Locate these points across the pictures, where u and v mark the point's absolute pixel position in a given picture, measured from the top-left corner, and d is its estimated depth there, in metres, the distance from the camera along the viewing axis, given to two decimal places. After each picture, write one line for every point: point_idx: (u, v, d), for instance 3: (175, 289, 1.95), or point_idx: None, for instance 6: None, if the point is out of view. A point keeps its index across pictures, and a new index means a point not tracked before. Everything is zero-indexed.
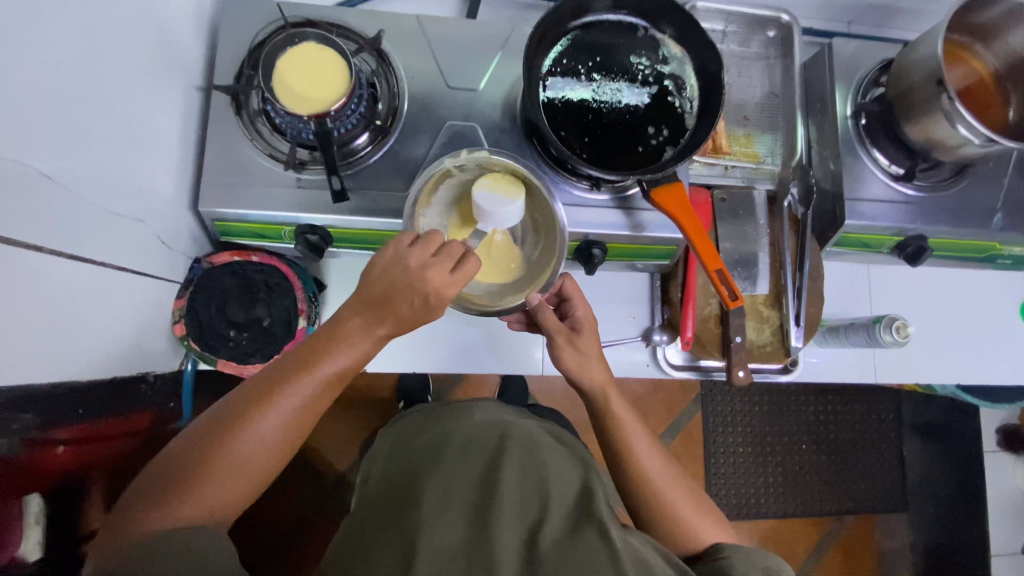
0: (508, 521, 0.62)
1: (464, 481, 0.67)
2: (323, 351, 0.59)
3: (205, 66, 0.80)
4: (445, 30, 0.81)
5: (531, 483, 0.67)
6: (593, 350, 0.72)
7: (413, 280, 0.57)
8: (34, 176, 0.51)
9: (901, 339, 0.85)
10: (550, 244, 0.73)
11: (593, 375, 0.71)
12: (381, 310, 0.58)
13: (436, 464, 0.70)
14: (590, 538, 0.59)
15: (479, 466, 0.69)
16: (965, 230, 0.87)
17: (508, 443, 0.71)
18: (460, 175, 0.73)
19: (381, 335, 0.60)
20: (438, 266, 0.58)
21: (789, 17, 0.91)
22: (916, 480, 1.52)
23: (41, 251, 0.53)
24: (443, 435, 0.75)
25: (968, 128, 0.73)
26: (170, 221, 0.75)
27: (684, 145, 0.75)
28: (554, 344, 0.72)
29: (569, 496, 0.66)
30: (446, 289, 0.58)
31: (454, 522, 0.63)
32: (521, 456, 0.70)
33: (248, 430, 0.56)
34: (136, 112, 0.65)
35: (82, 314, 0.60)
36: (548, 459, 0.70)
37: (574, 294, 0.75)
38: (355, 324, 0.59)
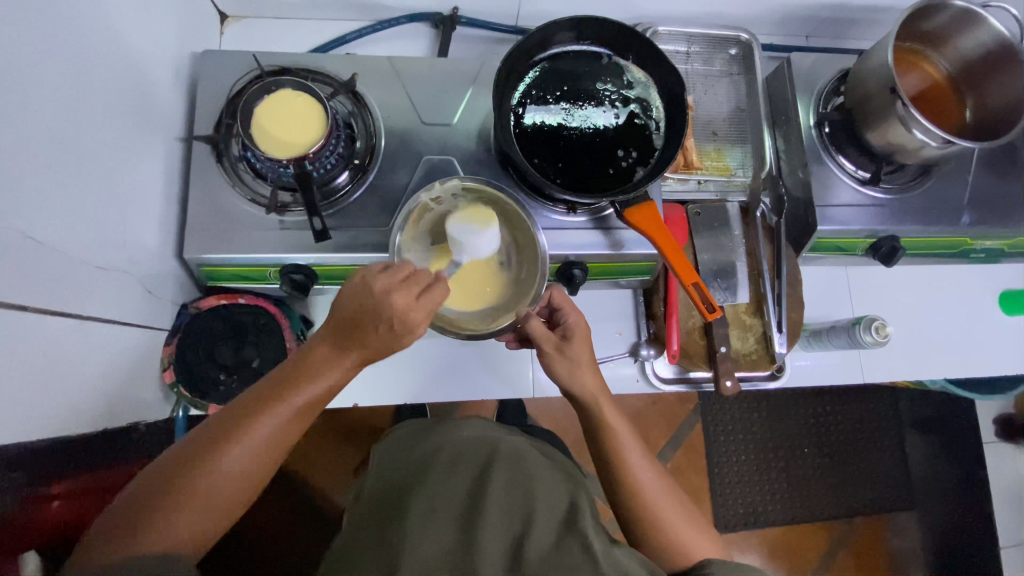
0: (492, 534, 0.62)
1: (451, 494, 0.68)
2: (299, 378, 0.58)
3: (186, 117, 0.82)
4: (417, 68, 0.84)
5: (517, 497, 0.66)
6: (585, 357, 0.72)
7: (379, 304, 0.57)
8: (16, 237, 0.52)
9: (881, 338, 0.87)
10: (533, 264, 0.75)
11: (585, 382, 0.71)
12: (352, 336, 0.58)
13: (423, 478, 0.70)
14: (574, 549, 0.59)
15: (466, 479, 0.69)
16: (934, 228, 0.90)
17: (497, 457, 0.71)
18: (437, 208, 0.76)
19: (352, 364, 0.59)
20: (406, 294, 0.57)
21: (748, 35, 0.95)
22: (921, 477, 1.51)
23: (28, 309, 0.54)
24: (429, 453, 0.74)
25: (923, 132, 0.76)
26: (155, 270, 0.76)
27: (654, 165, 0.78)
28: (546, 353, 0.72)
29: (557, 508, 0.66)
30: (412, 312, 0.57)
31: (442, 535, 0.63)
32: (507, 469, 0.69)
33: (222, 456, 0.54)
34: (118, 168, 0.66)
35: (69, 368, 0.61)
36: (535, 473, 0.70)
37: (565, 304, 0.76)
38: (326, 351, 0.59)
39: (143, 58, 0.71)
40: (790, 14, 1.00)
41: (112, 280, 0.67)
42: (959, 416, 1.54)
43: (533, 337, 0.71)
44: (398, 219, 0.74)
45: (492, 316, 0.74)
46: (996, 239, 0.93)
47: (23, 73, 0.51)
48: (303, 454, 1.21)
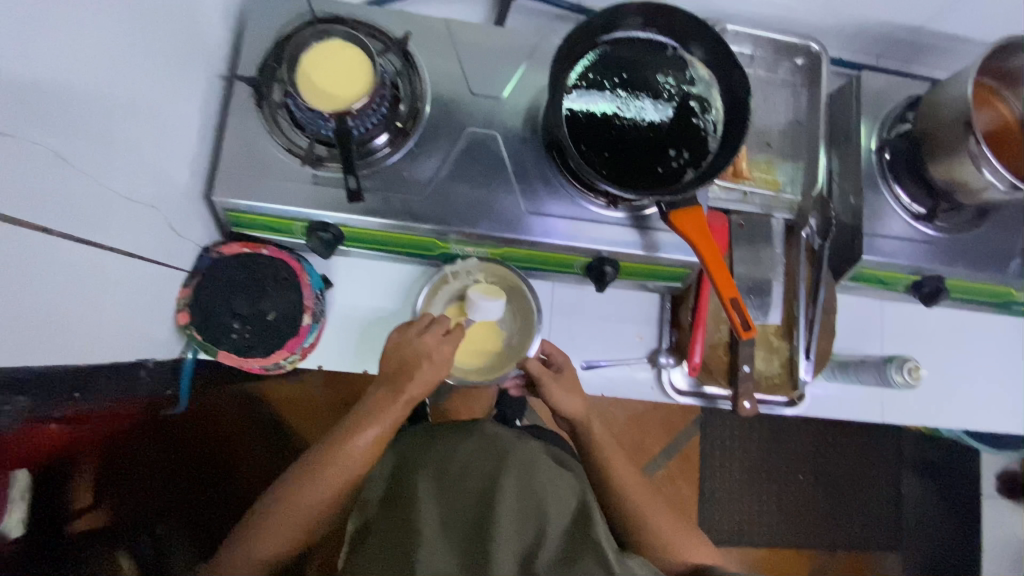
0: (506, 541, 0.58)
1: (462, 502, 0.64)
2: (364, 424, 0.71)
3: (229, 54, 0.79)
4: (472, 35, 0.80)
5: (531, 502, 0.63)
6: (575, 385, 0.82)
7: (415, 346, 0.74)
8: (41, 153, 0.50)
9: (912, 380, 0.86)
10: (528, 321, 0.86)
11: (576, 406, 0.80)
12: (400, 378, 0.73)
13: (435, 484, 0.67)
14: (588, 558, 0.57)
15: (476, 486, 0.66)
16: (981, 275, 0.86)
17: (509, 465, 0.68)
18: (456, 279, 0.85)
19: (403, 399, 0.72)
20: (434, 336, 0.75)
21: (819, 46, 0.90)
22: (913, 521, 1.49)
23: (45, 230, 0.52)
24: (437, 461, 0.71)
25: (993, 173, 0.72)
26: (183, 209, 0.73)
27: (705, 169, 0.75)
28: (543, 380, 0.80)
29: (568, 511, 0.64)
30: (441, 346, 0.74)
31: (449, 543, 0.60)
32: (519, 478, 0.66)
33: (304, 481, 0.69)
34: (157, 98, 0.64)
35: (84, 296, 0.60)
36: (546, 480, 0.67)
37: (554, 351, 0.87)
38: (382, 394, 0.73)
39: None
40: (865, 29, 0.95)
41: (137, 213, 0.65)
42: (960, 467, 1.51)
43: (531, 374, 0.81)
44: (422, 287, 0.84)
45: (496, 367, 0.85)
46: None
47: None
48: (300, 409, 1.23)
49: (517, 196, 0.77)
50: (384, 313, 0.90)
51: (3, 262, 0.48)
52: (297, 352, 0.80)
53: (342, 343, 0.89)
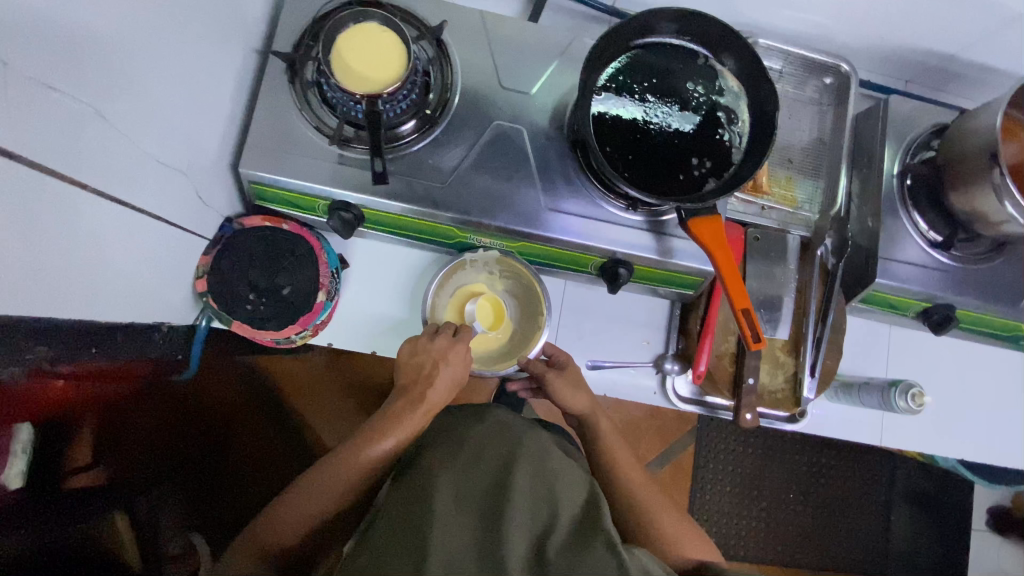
0: (518, 527, 0.59)
1: (476, 484, 0.65)
2: (380, 434, 0.73)
3: (266, 29, 0.79)
4: (507, 29, 0.81)
5: (542, 490, 0.64)
6: (579, 380, 0.83)
7: (433, 353, 0.79)
8: (82, 110, 0.51)
9: (915, 407, 0.85)
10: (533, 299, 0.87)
11: (581, 401, 0.81)
12: (419, 384, 0.77)
13: (448, 463, 0.67)
14: (597, 547, 0.58)
15: (490, 468, 0.66)
16: (993, 307, 0.86)
17: (522, 452, 0.69)
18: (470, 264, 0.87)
19: (423, 408, 0.76)
20: (448, 343, 0.80)
21: (849, 66, 0.90)
22: (902, 549, 1.49)
23: (81, 187, 0.54)
24: (453, 439, 0.71)
25: (1015, 207, 0.72)
26: (210, 178, 0.74)
27: (726, 180, 0.75)
28: (548, 378, 0.82)
29: (578, 502, 0.65)
30: (453, 351, 0.80)
31: (462, 522, 0.60)
32: (532, 463, 0.67)
33: (320, 477, 0.70)
34: (195, 68, 0.65)
35: (109, 255, 0.61)
36: (557, 469, 0.69)
37: (556, 350, 0.88)
38: (401, 403, 0.76)
39: None
40: (896, 54, 0.95)
41: (166, 179, 0.66)
42: (951, 498, 1.52)
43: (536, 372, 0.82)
44: (440, 271, 0.85)
45: (521, 343, 0.87)
46: None
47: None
48: (302, 386, 1.23)
49: (539, 192, 0.78)
50: (395, 297, 0.90)
51: (41, 213, 0.49)
52: (309, 328, 0.81)
53: (352, 324, 0.90)
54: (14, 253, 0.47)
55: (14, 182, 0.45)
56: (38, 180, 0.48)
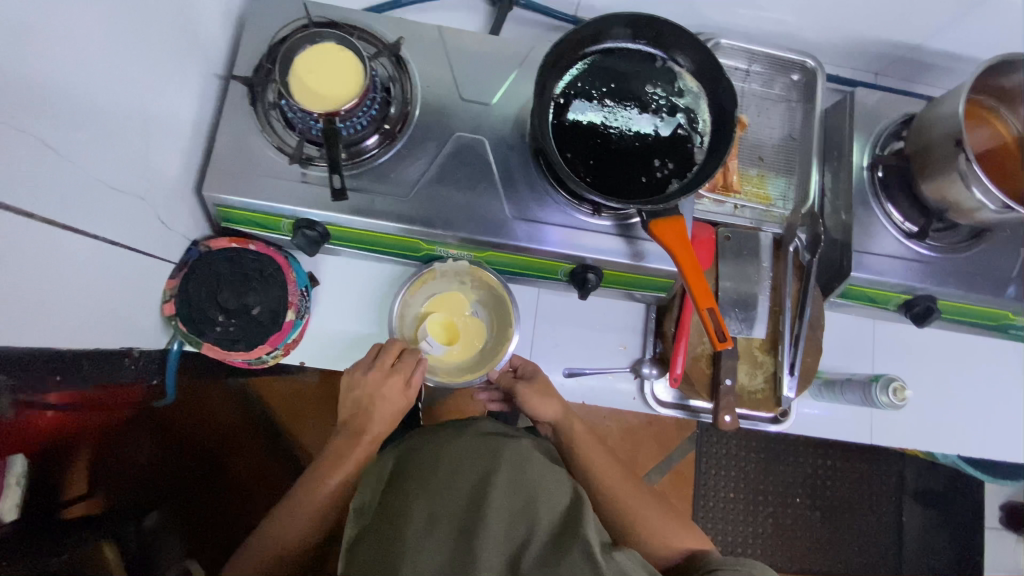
0: (492, 541, 0.58)
1: (453, 500, 0.64)
2: (323, 474, 0.76)
3: (228, 54, 0.80)
4: (465, 43, 0.81)
5: (521, 500, 0.63)
6: (551, 388, 0.83)
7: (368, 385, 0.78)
8: (29, 140, 0.51)
9: (897, 401, 0.83)
10: (495, 294, 0.85)
11: (553, 410, 0.81)
12: (358, 419, 0.78)
13: (424, 484, 0.66)
14: (574, 554, 0.57)
15: (467, 483, 0.65)
16: (976, 297, 0.84)
17: (500, 463, 0.67)
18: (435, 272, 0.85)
19: (361, 443, 0.77)
20: (382, 371, 0.79)
21: (814, 62, 0.90)
22: (913, 551, 1.44)
23: (32, 214, 0.54)
24: (431, 455, 0.70)
25: (984, 193, 0.71)
26: (173, 202, 0.75)
27: (690, 180, 0.75)
28: (517, 389, 0.81)
29: (558, 508, 0.63)
30: (387, 380, 0.78)
31: (439, 541, 0.59)
32: (511, 472, 0.66)
33: (276, 523, 0.75)
34: (151, 95, 0.66)
35: (67, 284, 0.61)
36: (537, 474, 0.67)
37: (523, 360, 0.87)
38: (343, 439, 0.78)
39: None
40: (863, 47, 0.95)
41: (125, 205, 0.67)
42: (963, 495, 1.47)
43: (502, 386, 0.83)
44: (409, 278, 0.84)
45: (501, 337, 0.85)
46: None
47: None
48: (291, 401, 1.26)
49: (503, 201, 0.78)
50: (366, 312, 0.90)
51: None
52: (280, 347, 0.81)
53: (326, 342, 0.90)
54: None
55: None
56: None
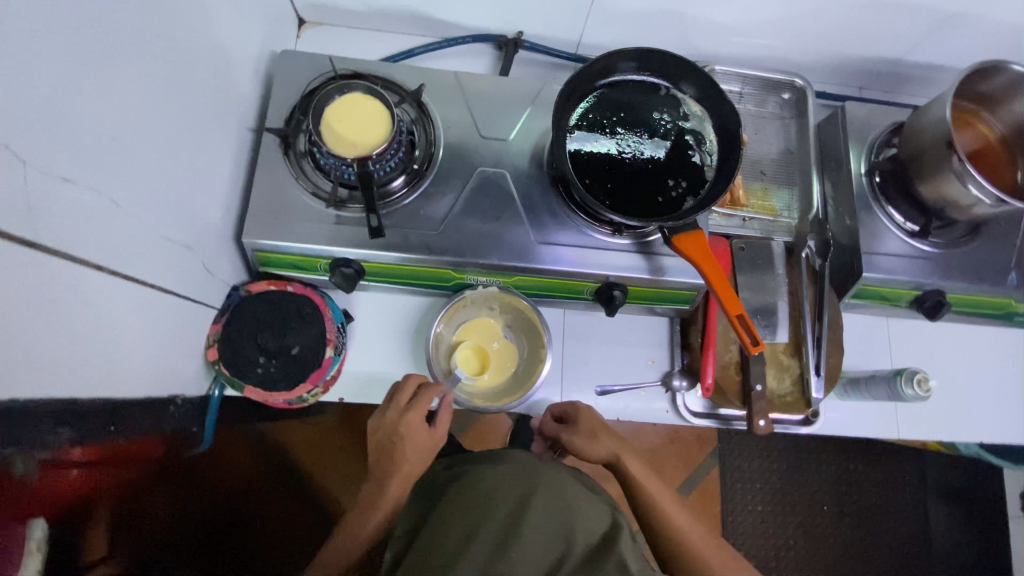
0: (532, 553, 0.63)
1: (495, 511, 0.68)
2: (362, 518, 0.75)
3: (258, 109, 0.85)
4: (479, 84, 0.87)
5: (560, 519, 0.68)
6: (600, 427, 0.81)
7: (389, 424, 0.77)
8: (94, 196, 0.54)
9: (923, 393, 0.85)
10: (522, 314, 0.88)
11: (605, 448, 0.79)
12: (386, 459, 0.77)
13: (469, 495, 0.72)
14: (609, 567, 0.62)
15: (510, 498, 0.70)
16: (982, 288, 0.88)
17: (541, 484, 0.71)
18: (466, 300, 0.87)
19: (393, 482, 0.76)
20: (403, 408, 0.78)
21: (802, 81, 0.97)
22: (944, 549, 1.44)
23: (95, 265, 0.56)
24: (474, 476, 0.75)
25: (979, 188, 0.75)
26: (214, 249, 0.78)
27: (704, 196, 0.79)
28: (565, 436, 0.80)
29: (596, 531, 0.68)
30: (409, 417, 0.77)
31: (481, 547, 0.64)
32: (551, 494, 0.70)
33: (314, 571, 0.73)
34: (195, 150, 0.69)
35: (122, 332, 0.63)
36: (577, 499, 0.71)
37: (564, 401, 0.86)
38: (375, 481, 0.77)
39: (229, 50, 0.75)
40: (845, 64, 1.02)
41: (175, 255, 0.69)
42: (987, 488, 1.48)
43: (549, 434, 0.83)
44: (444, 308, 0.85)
45: (535, 351, 0.87)
46: None
47: (125, 41, 0.54)
48: (314, 447, 1.23)
49: (528, 228, 0.82)
50: (398, 345, 0.92)
51: (54, 293, 0.51)
52: (320, 385, 0.82)
53: (362, 377, 0.91)
54: (27, 336, 0.48)
55: (26, 267, 0.47)
56: (47, 262, 0.50)
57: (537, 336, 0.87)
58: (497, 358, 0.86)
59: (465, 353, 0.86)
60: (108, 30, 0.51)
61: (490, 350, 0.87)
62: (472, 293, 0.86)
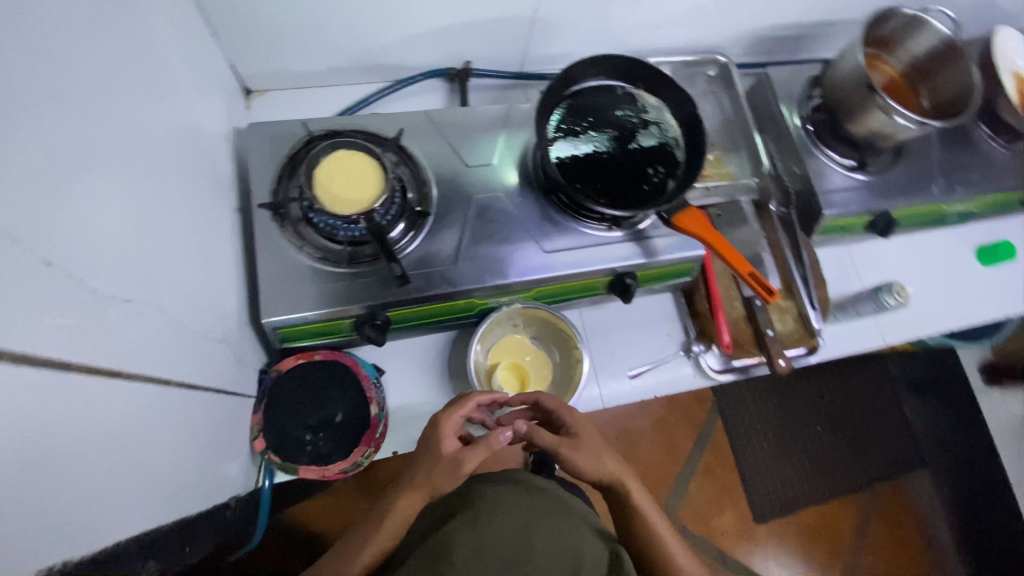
0: None
1: (498, 535, 0.67)
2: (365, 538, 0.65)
3: (239, 189, 0.83)
4: (451, 118, 0.90)
5: (565, 547, 0.67)
6: (599, 444, 0.72)
7: (427, 438, 0.69)
8: (139, 307, 0.52)
9: (903, 298, 1.01)
10: (543, 322, 0.92)
11: (608, 468, 0.71)
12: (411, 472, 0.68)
13: (472, 517, 0.70)
14: None
15: (512, 523, 0.69)
16: (919, 200, 1.02)
17: (543, 514, 0.72)
18: (491, 324, 0.91)
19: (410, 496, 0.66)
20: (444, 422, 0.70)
21: (724, 58, 1.08)
22: (926, 435, 1.59)
23: (154, 378, 0.54)
24: (482, 500, 0.74)
25: (902, 117, 0.88)
26: (236, 337, 0.75)
27: (683, 176, 0.86)
28: (561, 450, 0.70)
29: (602, 561, 0.66)
30: (447, 430, 0.69)
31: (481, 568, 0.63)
32: (554, 524, 0.70)
33: None
34: (202, 240, 0.67)
35: (180, 442, 0.59)
36: (581, 532, 0.70)
37: (557, 405, 0.76)
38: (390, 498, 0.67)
39: (205, 136, 0.73)
40: (756, 36, 1.14)
41: (208, 350, 0.66)
42: (951, 372, 1.65)
43: (542, 446, 0.71)
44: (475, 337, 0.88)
45: (566, 351, 0.93)
46: (964, 202, 1.07)
47: (128, 143, 0.52)
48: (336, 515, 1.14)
49: (534, 241, 0.85)
50: (433, 386, 0.92)
51: (125, 418, 0.49)
52: (373, 445, 0.81)
53: (406, 426, 0.90)
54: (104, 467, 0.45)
55: (93, 394, 0.44)
56: (115, 387, 0.47)
57: (564, 337, 0.92)
58: (533, 368, 0.93)
59: (504, 374, 0.91)
60: (117, 139, 0.50)
61: (525, 364, 0.93)
62: (496, 316, 0.89)
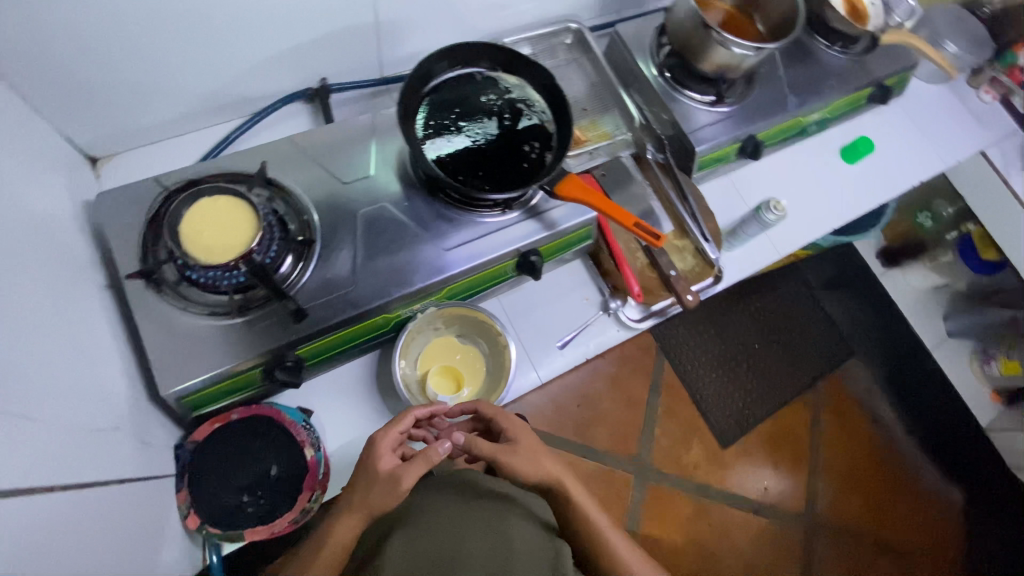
0: None
1: (436, 548, 0.72)
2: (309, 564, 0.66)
3: (104, 263, 0.77)
4: (316, 139, 0.87)
5: (500, 557, 0.72)
6: (536, 449, 0.78)
7: (366, 460, 0.69)
8: (4, 421, 0.48)
9: (779, 212, 1.07)
10: (462, 318, 0.93)
11: (547, 469, 0.76)
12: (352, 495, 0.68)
13: (413, 532, 0.75)
14: None
15: (452, 536, 0.74)
16: (778, 118, 1.10)
17: (483, 522, 0.77)
18: (412, 333, 0.90)
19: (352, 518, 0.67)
20: (381, 445, 0.70)
21: (575, 24, 1.10)
22: (848, 326, 1.68)
23: (41, 490, 0.50)
24: (425, 513, 0.78)
25: (739, 47, 0.94)
26: (138, 419, 0.70)
27: (558, 146, 0.88)
28: (499, 457, 0.75)
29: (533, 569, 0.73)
30: (385, 449, 0.70)
31: None
32: (493, 535, 0.75)
33: None
34: (69, 329, 0.62)
35: (93, 547, 0.56)
36: (517, 539, 0.76)
37: (493, 412, 0.81)
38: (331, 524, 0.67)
39: (47, 217, 0.68)
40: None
41: (106, 442, 0.62)
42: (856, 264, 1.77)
43: (479, 453, 0.76)
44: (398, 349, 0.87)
45: (492, 342, 0.94)
46: (818, 111, 1.17)
47: None
48: None
49: (430, 242, 0.85)
50: (369, 410, 0.91)
51: (9, 545, 0.45)
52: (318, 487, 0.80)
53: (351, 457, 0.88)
54: None
55: None
56: None
57: (486, 328, 0.93)
58: (465, 366, 0.94)
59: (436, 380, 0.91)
60: None
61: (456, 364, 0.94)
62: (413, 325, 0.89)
